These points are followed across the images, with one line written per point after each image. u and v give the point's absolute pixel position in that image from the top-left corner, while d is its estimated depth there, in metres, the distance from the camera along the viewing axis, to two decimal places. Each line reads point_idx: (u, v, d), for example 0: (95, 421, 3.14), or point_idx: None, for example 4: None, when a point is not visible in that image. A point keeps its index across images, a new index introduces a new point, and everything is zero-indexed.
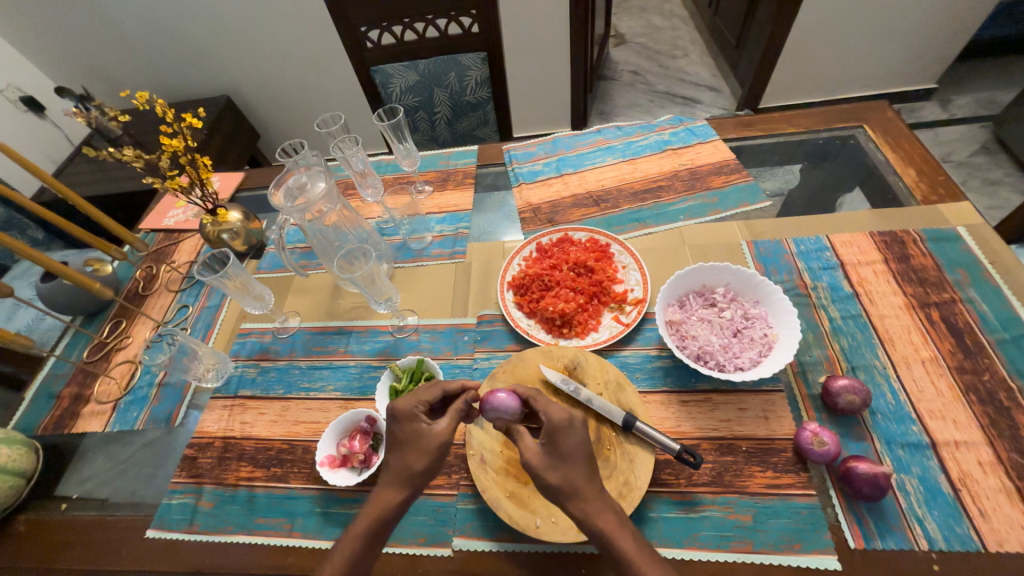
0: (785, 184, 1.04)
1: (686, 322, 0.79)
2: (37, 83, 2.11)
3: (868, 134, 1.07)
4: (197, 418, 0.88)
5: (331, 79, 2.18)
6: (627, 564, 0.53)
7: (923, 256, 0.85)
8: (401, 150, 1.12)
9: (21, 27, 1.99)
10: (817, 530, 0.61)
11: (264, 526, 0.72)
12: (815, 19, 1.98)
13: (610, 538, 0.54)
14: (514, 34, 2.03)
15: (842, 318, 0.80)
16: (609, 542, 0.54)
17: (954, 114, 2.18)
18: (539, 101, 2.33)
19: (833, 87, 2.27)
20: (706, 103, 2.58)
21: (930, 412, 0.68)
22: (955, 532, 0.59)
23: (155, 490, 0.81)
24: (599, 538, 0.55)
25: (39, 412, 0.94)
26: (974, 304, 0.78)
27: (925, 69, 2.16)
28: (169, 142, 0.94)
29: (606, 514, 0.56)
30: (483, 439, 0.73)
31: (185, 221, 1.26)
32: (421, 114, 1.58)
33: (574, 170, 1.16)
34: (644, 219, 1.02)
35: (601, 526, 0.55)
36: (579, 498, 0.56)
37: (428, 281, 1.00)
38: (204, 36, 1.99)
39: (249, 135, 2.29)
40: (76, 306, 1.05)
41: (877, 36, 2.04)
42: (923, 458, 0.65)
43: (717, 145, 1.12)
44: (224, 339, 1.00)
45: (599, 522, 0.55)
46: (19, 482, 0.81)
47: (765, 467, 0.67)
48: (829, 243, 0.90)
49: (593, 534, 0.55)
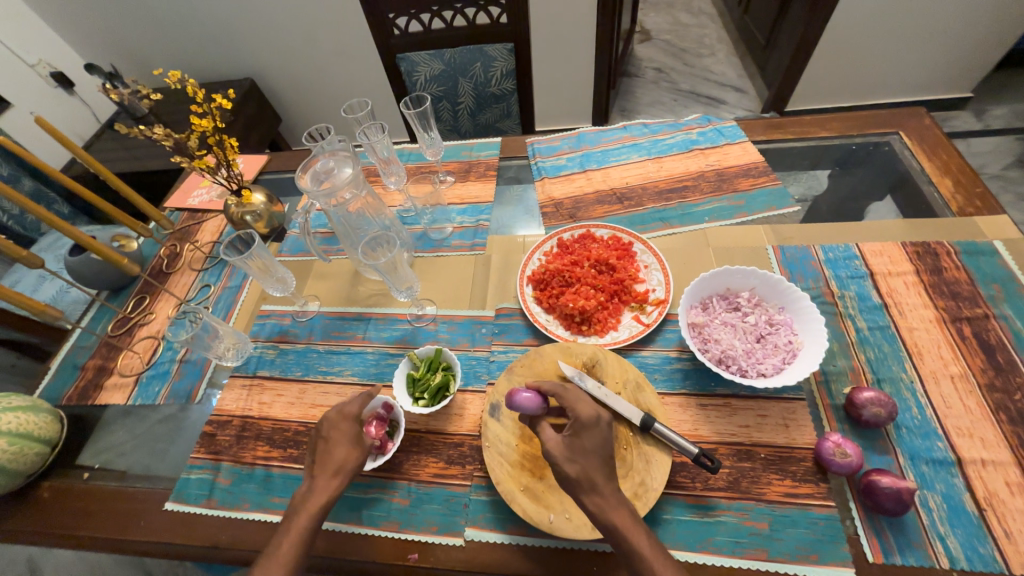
0: (811, 190, 1.02)
1: (709, 325, 0.78)
2: (67, 59, 2.14)
3: (904, 141, 1.04)
4: (216, 396, 0.90)
5: (355, 66, 2.18)
6: (639, 556, 0.54)
7: (956, 269, 0.82)
8: (426, 139, 1.12)
9: (53, 3, 2.02)
10: (834, 542, 0.60)
11: (279, 505, 0.73)
12: (849, 22, 1.93)
13: (624, 530, 0.55)
14: (541, 25, 2.00)
15: (870, 329, 0.79)
16: (623, 533, 0.55)
17: (989, 124, 2.11)
18: (561, 95, 2.31)
19: (864, 92, 2.21)
20: (731, 103, 2.53)
21: (957, 429, 0.67)
22: (979, 552, 0.58)
23: (169, 466, 0.82)
24: (614, 529, 0.55)
25: (64, 382, 0.97)
26: (1008, 321, 0.76)
27: (961, 77, 2.09)
28: (198, 122, 0.95)
29: (620, 506, 0.57)
30: (494, 433, 0.72)
31: (208, 201, 1.28)
32: (444, 104, 1.58)
33: (598, 167, 1.14)
34: (668, 219, 1.00)
35: (614, 517, 0.56)
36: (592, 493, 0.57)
37: (447, 272, 1.00)
38: (230, 18, 2.00)
39: (271, 119, 2.31)
40: (102, 280, 1.07)
41: (914, 41, 1.98)
42: (949, 476, 0.64)
43: (745, 146, 1.10)
44: (244, 320, 1.01)
45: (613, 514, 0.56)
46: (45, 449, 0.83)
47: (783, 475, 0.66)
48: (859, 252, 0.88)
49: (608, 525, 0.55)
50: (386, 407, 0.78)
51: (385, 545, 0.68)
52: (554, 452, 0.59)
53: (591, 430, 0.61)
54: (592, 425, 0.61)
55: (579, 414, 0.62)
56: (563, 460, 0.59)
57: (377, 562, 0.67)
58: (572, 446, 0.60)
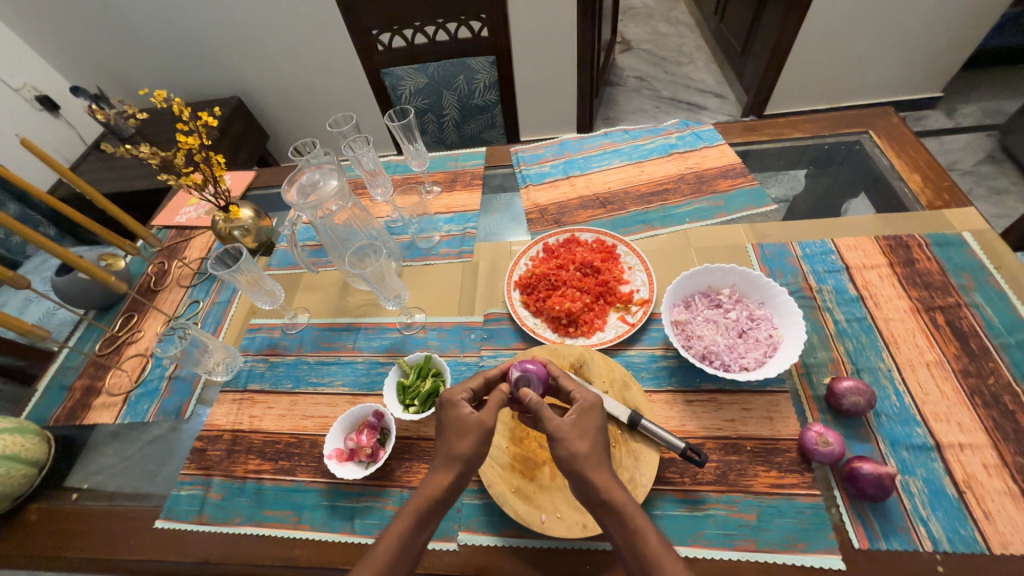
0: (790, 190, 1.04)
1: (692, 322, 0.80)
2: (51, 82, 2.15)
3: (873, 140, 1.08)
4: (205, 413, 0.89)
5: (342, 81, 2.21)
6: (639, 542, 0.55)
7: (928, 260, 0.85)
8: (411, 150, 1.13)
9: (38, 29, 2.04)
10: (821, 530, 0.61)
11: (272, 518, 0.73)
12: (819, 28, 2.00)
13: (627, 513, 0.56)
14: (523, 39, 2.05)
15: (848, 321, 0.81)
16: (623, 519, 0.56)
17: (960, 122, 2.18)
18: (546, 105, 2.35)
19: (840, 94, 2.27)
20: (712, 109, 2.60)
21: (935, 415, 0.69)
22: (960, 533, 0.59)
23: (160, 484, 0.82)
24: (618, 514, 0.56)
25: (51, 404, 0.96)
26: (979, 309, 0.78)
27: (930, 78, 2.17)
28: (184, 140, 0.95)
29: (622, 490, 0.58)
30: (506, 418, 0.75)
31: (196, 218, 1.28)
32: (430, 116, 1.61)
33: (581, 173, 1.17)
34: (650, 221, 1.03)
35: (612, 499, 0.57)
36: (599, 468, 0.59)
37: (435, 280, 1.01)
38: (217, 38, 2.03)
39: (258, 135, 2.32)
40: (90, 298, 1.06)
41: (884, 44, 2.05)
42: (928, 460, 0.65)
43: (723, 149, 1.13)
44: (234, 333, 1.01)
45: (610, 497, 0.57)
46: (32, 471, 0.82)
47: (769, 466, 0.67)
48: (834, 247, 0.91)
49: (605, 511, 0.57)
50: (369, 428, 0.77)
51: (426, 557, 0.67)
52: (563, 428, 0.61)
53: (593, 409, 0.64)
54: (592, 405, 0.64)
55: (579, 396, 0.66)
56: (560, 444, 0.61)
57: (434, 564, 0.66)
58: (580, 423, 0.62)
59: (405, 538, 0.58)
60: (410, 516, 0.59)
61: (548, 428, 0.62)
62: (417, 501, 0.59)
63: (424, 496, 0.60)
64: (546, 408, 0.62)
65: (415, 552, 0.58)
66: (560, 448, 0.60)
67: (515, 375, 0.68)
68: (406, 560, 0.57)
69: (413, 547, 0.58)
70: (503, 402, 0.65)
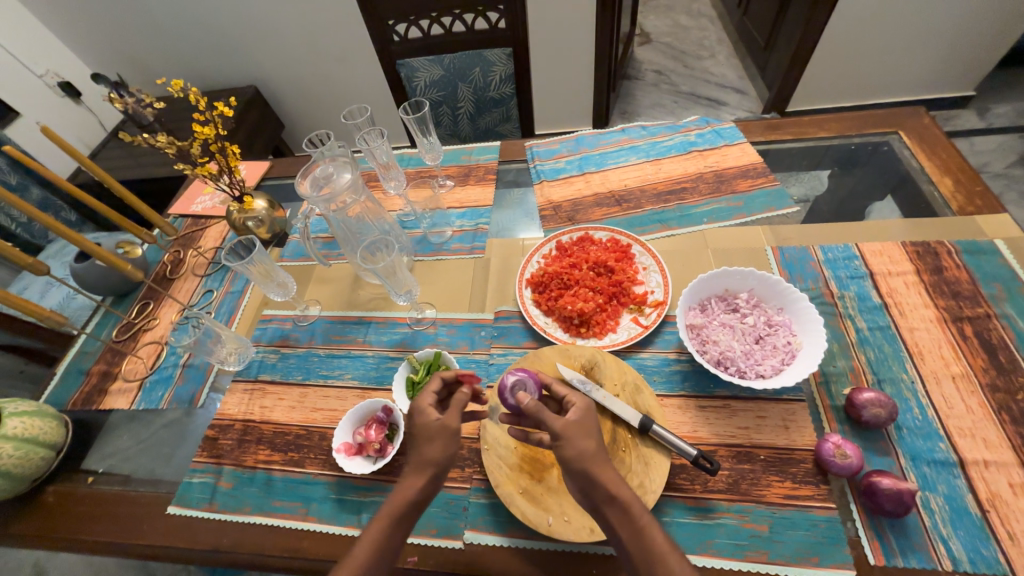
0: (812, 190, 1.01)
1: (707, 326, 0.78)
2: (73, 69, 2.18)
3: (903, 141, 1.04)
4: (218, 401, 0.90)
5: (357, 72, 2.20)
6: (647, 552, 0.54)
7: (957, 268, 0.82)
8: (425, 143, 1.12)
9: (61, 15, 2.06)
10: (835, 544, 0.60)
11: (281, 509, 0.74)
12: (848, 22, 1.93)
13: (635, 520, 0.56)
14: (541, 30, 2.01)
15: (870, 329, 0.78)
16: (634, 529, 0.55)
17: (992, 123, 2.10)
18: (562, 99, 2.31)
19: (867, 92, 2.19)
20: (731, 105, 2.53)
21: (959, 430, 0.66)
22: (982, 554, 0.57)
23: (174, 469, 0.83)
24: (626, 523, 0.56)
25: (69, 388, 0.98)
26: (1011, 321, 0.75)
27: (961, 76, 2.09)
28: (201, 129, 0.95)
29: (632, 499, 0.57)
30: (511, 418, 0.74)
31: (212, 208, 1.29)
32: (443, 108, 1.59)
33: (597, 169, 1.15)
34: (667, 220, 1.01)
35: (622, 508, 0.56)
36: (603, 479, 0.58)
37: (446, 276, 1.01)
38: (234, 27, 2.03)
39: (273, 125, 2.33)
40: (106, 286, 1.08)
41: (915, 40, 1.97)
42: (951, 477, 0.63)
43: (744, 147, 1.10)
44: (246, 324, 1.02)
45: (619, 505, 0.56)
46: (50, 454, 0.84)
47: (783, 477, 0.66)
48: (858, 252, 0.88)
49: (613, 519, 0.56)
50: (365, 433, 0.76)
51: (433, 555, 0.67)
52: (568, 433, 0.60)
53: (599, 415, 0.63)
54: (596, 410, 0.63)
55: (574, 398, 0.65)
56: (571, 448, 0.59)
57: (440, 562, 0.66)
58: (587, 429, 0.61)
59: (374, 550, 0.56)
60: (387, 517, 0.58)
61: (559, 429, 0.60)
62: (392, 504, 0.59)
63: (399, 500, 0.59)
64: (546, 410, 0.62)
65: (389, 560, 0.57)
66: (573, 453, 0.59)
67: (510, 380, 0.68)
68: (379, 569, 0.57)
69: (384, 555, 0.57)
70: (465, 401, 0.65)
